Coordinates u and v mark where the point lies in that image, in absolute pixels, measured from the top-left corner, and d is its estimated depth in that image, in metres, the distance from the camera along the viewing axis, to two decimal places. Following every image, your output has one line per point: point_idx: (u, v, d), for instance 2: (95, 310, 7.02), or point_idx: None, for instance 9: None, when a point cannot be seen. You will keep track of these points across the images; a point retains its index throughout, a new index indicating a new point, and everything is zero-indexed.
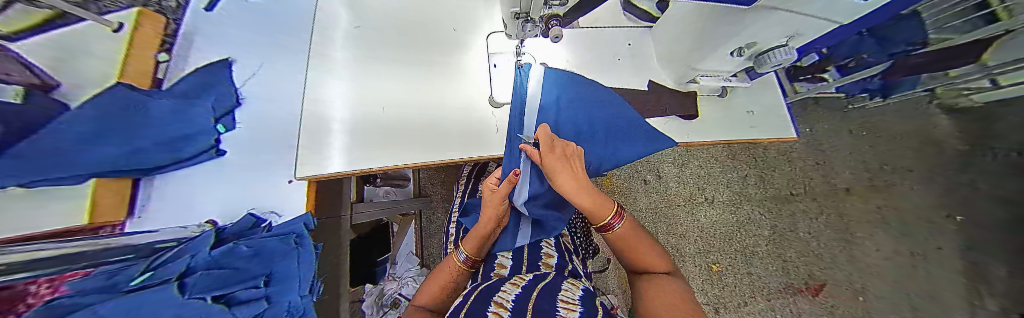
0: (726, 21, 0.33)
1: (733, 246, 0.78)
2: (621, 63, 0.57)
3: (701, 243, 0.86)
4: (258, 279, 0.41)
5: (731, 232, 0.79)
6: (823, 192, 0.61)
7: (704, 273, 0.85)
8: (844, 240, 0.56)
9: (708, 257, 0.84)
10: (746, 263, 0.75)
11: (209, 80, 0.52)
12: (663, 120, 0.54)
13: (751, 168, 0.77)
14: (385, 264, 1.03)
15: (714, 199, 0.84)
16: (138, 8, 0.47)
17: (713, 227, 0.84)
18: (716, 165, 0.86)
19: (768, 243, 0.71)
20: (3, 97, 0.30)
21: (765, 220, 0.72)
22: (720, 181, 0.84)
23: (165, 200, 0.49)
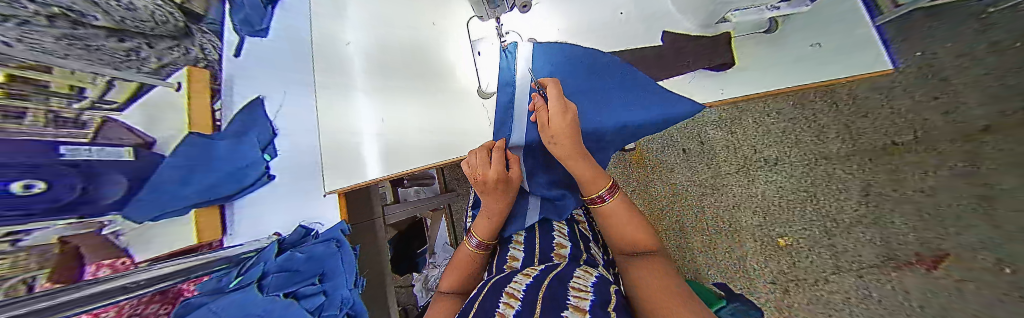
0: None
1: (808, 215, 0.62)
2: (626, 17, 0.49)
3: (762, 213, 0.74)
4: (313, 278, 0.49)
5: (801, 197, 0.63)
6: (947, 134, 0.34)
7: (769, 247, 0.73)
8: (986, 196, 0.30)
9: (774, 229, 0.71)
10: (825, 233, 0.59)
11: (250, 118, 0.62)
12: (687, 78, 0.44)
13: (825, 115, 0.57)
14: (425, 255, 1.14)
15: (776, 160, 0.69)
16: (188, 66, 0.57)
17: (776, 193, 0.70)
18: (776, 119, 0.69)
19: (858, 206, 0.51)
20: (121, 156, 0.45)
21: (848, 178, 0.53)
22: (785, 138, 0.67)
23: (241, 220, 0.60)
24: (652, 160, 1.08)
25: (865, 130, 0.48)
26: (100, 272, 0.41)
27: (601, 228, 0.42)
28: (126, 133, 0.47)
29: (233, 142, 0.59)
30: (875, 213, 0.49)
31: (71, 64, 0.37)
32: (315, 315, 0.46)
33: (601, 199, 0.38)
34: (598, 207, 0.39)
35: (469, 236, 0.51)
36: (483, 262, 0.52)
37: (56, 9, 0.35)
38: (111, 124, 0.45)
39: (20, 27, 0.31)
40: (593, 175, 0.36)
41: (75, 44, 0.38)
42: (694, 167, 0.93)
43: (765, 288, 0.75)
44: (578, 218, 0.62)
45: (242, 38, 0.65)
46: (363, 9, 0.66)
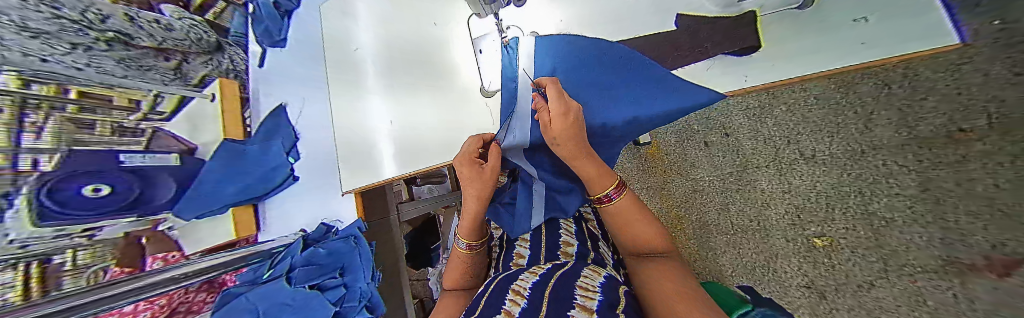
0: None
1: (851, 213, 0.55)
2: (635, 3, 0.46)
3: (795, 210, 0.68)
4: (335, 271, 0.52)
5: (841, 193, 0.56)
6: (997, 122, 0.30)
7: (805, 248, 0.66)
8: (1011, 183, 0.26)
9: (808, 228, 0.65)
10: (869, 233, 0.52)
11: (276, 123, 0.67)
12: (705, 65, 0.41)
13: (874, 100, 0.49)
14: (439, 250, 1.18)
15: (813, 153, 0.62)
16: (219, 79, 0.61)
17: (812, 189, 0.63)
18: (813, 107, 0.62)
19: (913, 203, 0.44)
20: (169, 162, 0.52)
21: (902, 173, 0.45)
22: (825, 126, 0.59)
23: (272, 217, 0.65)
24: (675, 154, 1.05)
25: (921, 115, 0.41)
26: (156, 264, 0.49)
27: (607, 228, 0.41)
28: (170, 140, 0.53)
29: (262, 147, 0.64)
30: (933, 211, 0.41)
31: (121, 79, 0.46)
32: (337, 307, 0.50)
33: (607, 199, 0.36)
34: (608, 206, 0.37)
35: (457, 238, 0.49)
36: (478, 261, 0.51)
37: (112, 34, 0.45)
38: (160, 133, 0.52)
39: (88, 53, 0.42)
40: (597, 173, 0.35)
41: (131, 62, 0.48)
42: (720, 162, 0.89)
43: (800, 292, 0.68)
44: (587, 216, 0.60)
45: (265, 50, 0.70)
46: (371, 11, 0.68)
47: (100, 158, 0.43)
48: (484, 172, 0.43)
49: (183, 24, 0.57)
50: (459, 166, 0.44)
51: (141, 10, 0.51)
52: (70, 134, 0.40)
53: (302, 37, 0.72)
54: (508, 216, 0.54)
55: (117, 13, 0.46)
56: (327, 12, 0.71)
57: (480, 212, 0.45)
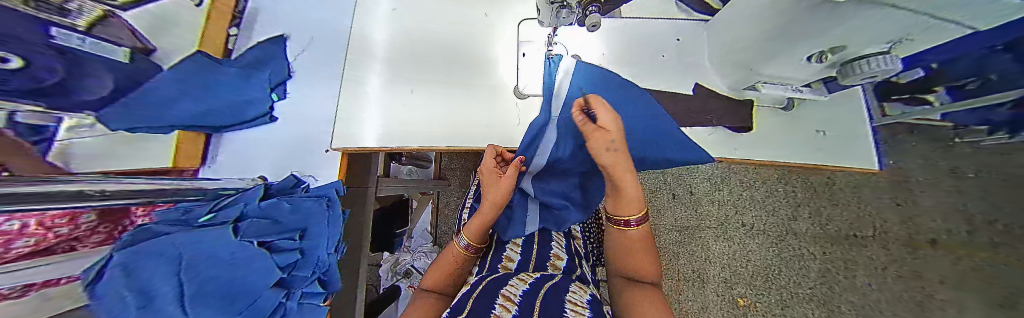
0: (809, 17, 0.27)
1: (768, 283, 0.66)
2: (666, 61, 0.52)
3: (731, 271, 0.79)
4: (294, 232, 0.46)
5: (761, 264, 0.69)
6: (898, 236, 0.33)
7: (732, 305, 0.78)
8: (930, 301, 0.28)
9: (736, 288, 0.77)
10: (779, 303, 0.62)
11: (268, 54, 0.60)
12: (710, 131, 0.50)
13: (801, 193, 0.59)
14: (403, 237, 1.10)
15: (752, 226, 0.73)
16: None
17: (748, 257, 0.74)
18: (762, 188, 0.73)
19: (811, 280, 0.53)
20: (114, 57, 0.39)
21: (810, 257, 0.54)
22: (766, 206, 0.70)
23: (230, 154, 0.58)
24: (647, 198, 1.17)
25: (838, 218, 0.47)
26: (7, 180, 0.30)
27: (609, 248, 0.45)
28: (130, 36, 0.43)
29: (243, 72, 0.55)
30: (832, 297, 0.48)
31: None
32: (284, 273, 0.43)
33: (627, 223, 0.40)
34: (625, 230, 0.41)
35: (460, 236, 0.49)
36: (468, 265, 0.50)
37: None
38: (113, 20, 0.40)
39: None
40: (634, 198, 0.38)
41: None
42: (681, 215, 1.02)
43: None
44: (574, 234, 0.62)
45: None
46: None
47: (22, 20, 0.29)
48: (500, 182, 0.47)
49: None
50: (483, 177, 0.50)
51: None
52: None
53: None
54: (504, 219, 0.54)
55: None
56: None
57: (491, 218, 0.47)
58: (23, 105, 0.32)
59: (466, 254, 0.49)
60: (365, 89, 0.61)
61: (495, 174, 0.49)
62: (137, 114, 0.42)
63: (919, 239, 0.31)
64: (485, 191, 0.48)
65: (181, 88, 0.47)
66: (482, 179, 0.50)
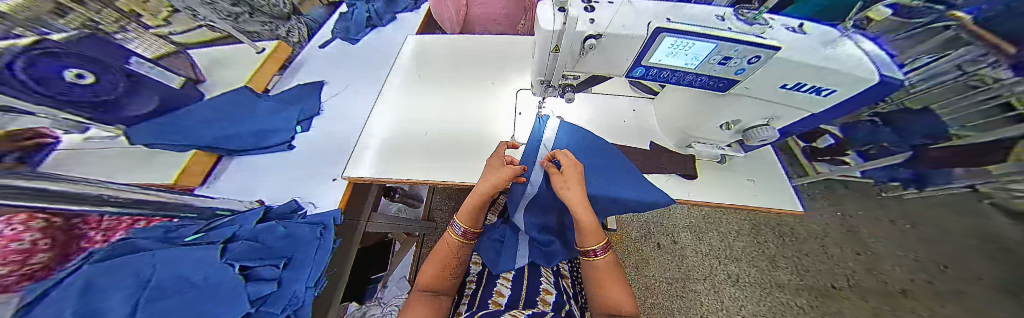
0: (704, 102, 0.43)
1: None
2: (626, 125, 0.62)
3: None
4: (278, 260, 0.46)
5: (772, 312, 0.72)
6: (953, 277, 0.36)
7: None
8: None
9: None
10: None
11: (303, 94, 0.75)
12: (663, 176, 0.55)
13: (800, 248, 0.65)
14: (377, 284, 0.94)
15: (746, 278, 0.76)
16: (277, 43, 0.83)
17: (736, 307, 0.81)
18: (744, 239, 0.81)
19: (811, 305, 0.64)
20: (171, 83, 0.60)
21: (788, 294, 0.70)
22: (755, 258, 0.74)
23: (229, 175, 0.61)
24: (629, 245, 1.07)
25: None
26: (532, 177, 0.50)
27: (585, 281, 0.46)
28: (187, 67, 0.66)
29: (277, 106, 0.70)
30: None
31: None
32: (252, 307, 0.39)
33: (594, 254, 0.43)
34: (594, 260, 0.43)
35: (454, 222, 0.47)
36: (466, 253, 0.49)
37: None
38: (177, 55, 0.65)
39: None
40: (593, 230, 0.42)
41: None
42: (669, 265, 0.98)
43: None
44: (563, 272, 0.62)
45: (332, 38, 0.94)
46: (438, 53, 0.80)
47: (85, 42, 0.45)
48: (501, 170, 0.44)
49: None
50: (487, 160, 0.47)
51: None
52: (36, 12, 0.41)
53: (368, 45, 0.96)
54: (493, 252, 0.56)
55: None
56: (383, 35, 1.00)
57: (480, 206, 0.44)
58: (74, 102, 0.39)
59: (462, 241, 0.47)
60: (374, 126, 0.65)
61: (498, 163, 0.46)
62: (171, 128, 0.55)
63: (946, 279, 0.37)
64: (485, 172, 0.45)
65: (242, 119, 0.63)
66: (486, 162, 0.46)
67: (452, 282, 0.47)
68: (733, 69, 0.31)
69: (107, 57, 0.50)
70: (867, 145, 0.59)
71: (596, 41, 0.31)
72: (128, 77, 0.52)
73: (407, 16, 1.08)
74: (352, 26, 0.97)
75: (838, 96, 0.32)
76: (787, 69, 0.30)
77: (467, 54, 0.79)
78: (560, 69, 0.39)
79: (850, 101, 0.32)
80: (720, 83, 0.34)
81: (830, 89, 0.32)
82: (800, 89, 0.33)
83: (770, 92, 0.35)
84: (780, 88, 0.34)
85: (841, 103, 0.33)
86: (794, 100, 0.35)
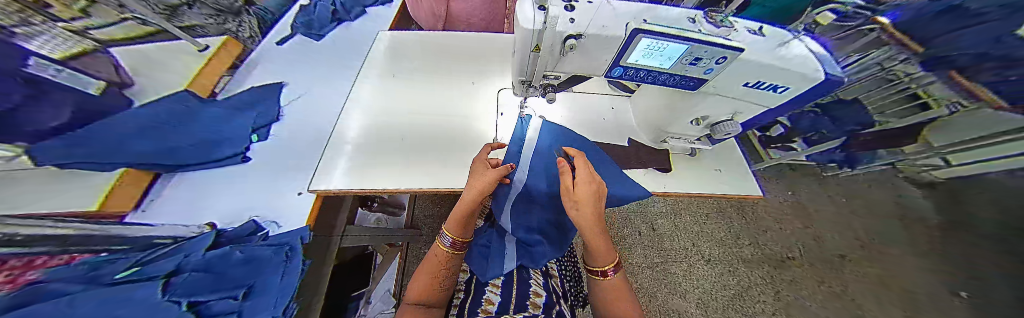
0: (676, 100, 0.46)
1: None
2: (606, 122, 0.63)
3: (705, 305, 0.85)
4: (237, 290, 0.41)
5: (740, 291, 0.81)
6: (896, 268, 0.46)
7: None
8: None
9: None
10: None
11: (260, 97, 0.68)
12: (643, 171, 0.58)
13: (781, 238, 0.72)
14: (359, 301, 0.88)
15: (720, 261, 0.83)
16: (225, 37, 0.73)
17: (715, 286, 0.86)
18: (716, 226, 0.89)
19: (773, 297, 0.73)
20: (87, 89, 0.47)
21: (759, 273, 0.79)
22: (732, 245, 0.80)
23: (172, 197, 0.54)
24: (614, 234, 1.06)
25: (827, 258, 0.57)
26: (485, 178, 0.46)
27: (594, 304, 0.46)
28: (111, 68, 0.54)
29: (227, 111, 0.62)
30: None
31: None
32: None
33: (604, 273, 0.44)
34: (604, 279, 0.44)
35: (442, 234, 0.46)
36: (455, 265, 0.47)
37: None
38: (97, 54, 0.53)
39: None
40: (606, 250, 0.42)
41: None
42: (649, 251, 1.00)
43: None
44: (551, 272, 0.63)
45: (291, 35, 0.85)
46: (414, 53, 0.75)
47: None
48: (487, 172, 0.42)
49: None
50: (472, 167, 0.45)
51: None
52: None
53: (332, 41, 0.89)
54: (480, 257, 0.55)
55: None
56: (346, 30, 0.91)
57: (471, 213, 0.42)
58: None
59: (450, 253, 0.46)
60: (346, 133, 0.60)
61: (486, 164, 0.45)
62: (86, 146, 0.43)
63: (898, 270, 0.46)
64: (472, 177, 0.44)
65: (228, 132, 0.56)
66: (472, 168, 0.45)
67: (442, 299, 0.45)
68: (703, 69, 0.32)
69: (0, 56, 0.37)
70: (810, 132, 0.68)
71: (577, 41, 0.30)
72: (29, 84, 0.39)
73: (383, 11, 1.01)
74: (315, 21, 0.88)
75: (791, 93, 0.35)
76: (746, 70, 0.33)
77: (444, 52, 0.75)
78: (540, 70, 0.39)
79: (798, 97, 0.36)
80: (689, 82, 0.36)
81: (784, 86, 0.34)
82: (759, 86, 0.36)
83: (733, 90, 0.38)
84: (743, 86, 0.36)
85: (793, 99, 0.37)
86: (753, 97, 0.38)
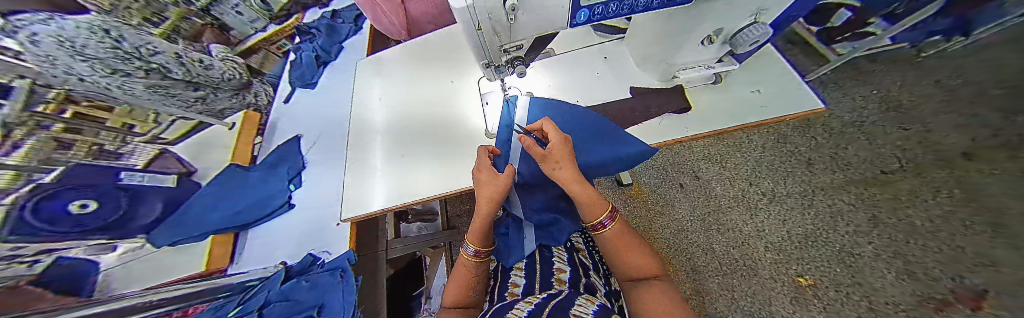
0: (672, 28, 0.38)
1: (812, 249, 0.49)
2: (601, 76, 0.57)
3: (774, 248, 0.58)
4: (312, 310, 0.49)
5: (811, 229, 0.50)
6: (929, 156, 0.35)
7: (793, 293, 0.52)
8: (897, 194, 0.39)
9: (792, 268, 0.54)
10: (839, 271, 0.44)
11: (287, 153, 0.80)
12: (656, 120, 0.51)
13: (813, 149, 0.54)
14: (421, 298, 1.00)
15: (775, 192, 0.59)
16: (245, 111, 0.85)
17: (784, 229, 0.56)
18: (768, 153, 0.64)
19: (875, 239, 0.40)
20: (165, 183, 0.65)
21: (853, 209, 0.44)
22: (788, 169, 0.58)
23: (252, 249, 0.69)
24: (654, 197, 0.99)
25: (862, 152, 0.45)
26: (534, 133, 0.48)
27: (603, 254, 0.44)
28: (176, 162, 0.69)
29: (267, 173, 0.76)
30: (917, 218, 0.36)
31: (99, 94, 0.56)
32: None
33: (601, 226, 0.41)
34: (601, 232, 0.41)
35: (466, 245, 0.48)
36: (482, 271, 0.49)
37: (145, 65, 0.62)
38: (165, 154, 0.68)
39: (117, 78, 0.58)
40: (595, 199, 0.40)
41: (104, 76, 0.56)
42: (695, 202, 0.81)
43: None
44: (578, 246, 0.62)
45: (294, 89, 0.96)
46: (392, 67, 0.75)
47: (91, 172, 0.54)
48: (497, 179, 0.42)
49: (173, 61, 0.68)
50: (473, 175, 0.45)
51: (126, 41, 0.60)
52: (47, 155, 0.47)
53: (328, 83, 0.97)
54: (501, 245, 0.57)
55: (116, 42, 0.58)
56: (338, 69, 1.00)
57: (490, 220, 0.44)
58: (22, 243, 0.43)
59: (476, 261, 0.48)
60: (361, 160, 0.66)
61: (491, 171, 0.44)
62: (184, 221, 0.63)
63: (951, 153, 0.33)
64: (480, 186, 0.43)
65: (269, 192, 0.73)
66: (477, 177, 0.45)
67: (477, 300, 0.48)
68: None
69: (98, 180, 0.54)
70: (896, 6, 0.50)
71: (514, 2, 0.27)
72: (125, 190, 0.58)
73: (356, 40, 1.08)
74: (307, 72, 0.97)
75: None
76: None
77: (419, 56, 0.74)
78: (492, 44, 0.36)
79: None
80: None
81: None
82: None
83: None
84: None
85: None
86: None
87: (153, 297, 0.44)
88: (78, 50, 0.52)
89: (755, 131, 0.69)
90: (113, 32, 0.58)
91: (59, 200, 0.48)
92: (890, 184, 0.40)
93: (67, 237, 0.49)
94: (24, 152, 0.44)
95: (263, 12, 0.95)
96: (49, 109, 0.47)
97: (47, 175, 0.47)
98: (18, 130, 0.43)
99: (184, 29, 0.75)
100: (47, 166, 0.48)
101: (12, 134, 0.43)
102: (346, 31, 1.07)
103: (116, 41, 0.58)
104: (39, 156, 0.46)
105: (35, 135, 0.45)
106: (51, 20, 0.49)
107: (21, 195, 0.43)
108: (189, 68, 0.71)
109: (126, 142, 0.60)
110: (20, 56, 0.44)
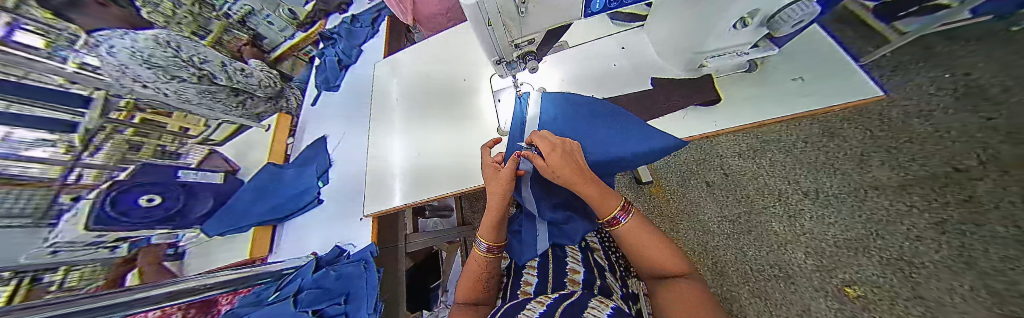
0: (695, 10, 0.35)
1: (866, 255, 0.41)
2: (619, 68, 0.54)
3: (817, 254, 0.50)
4: (339, 297, 0.53)
5: (861, 234, 0.42)
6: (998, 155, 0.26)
7: (839, 305, 0.45)
8: (964, 198, 0.30)
9: (838, 275, 0.46)
10: (897, 283, 0.37)
11: (315, 152, 0.86)
12: (681, 114, 0.48)
13: (860, 143, 0.44)
14: (438, 291, 1.03)
15: (817, 191, 0.51)
16: (278, 114, 0.90)
17: (830, 232, 0.48)
18: (806, 146, 0.55)
19: (940, 248, 0.32)
20: (214, 180, 0.73)
21: (913, 213, 0.35)
22: (829, 163, 0.49)
23: (288, 240, 0.75)
24: (675, 196, 0.97)
25: (917, 147, 0.35)
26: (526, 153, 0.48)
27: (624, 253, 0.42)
28: (223, 161, 0.77)
29: (298, 170, 0.82)
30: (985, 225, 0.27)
31: (156, 101, 0.61)
32: None
33: (616, 221, 0.40)
34: (617, 228, 0.40)
35: (479, 240, 0.48)
36: (493, 268, 0.50)
37: (200, 73, 0.69)
38: (214, 154, 0.76)
39: (179, 85, 0.64)
40: (603, 196, 0.39)
41: (164, 82, 0.62)
42: (725, 200, 0.76)
43: None
44: (593, 245, 0.61)
45: (320, 92, 1.02)
46: (408, 67, 0.77)
47: (155, 169, 0.63)
48: (501, 174, 0.45)
49: (224, 69, 0.76)
50: (484, 173, 0.48)
51: (180, 48, 0.67)
52: (122, 154, 0.57)
53: (349, 85, 1.02)
54: (516, 243, 0.56)
55: (168, 49, 0.64)
56: (358, 72, 1.05)
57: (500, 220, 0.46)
58: (105, 233, 0.53)
59: (488, 257, 0.48)
60: (381, 158, 0.69)
61: (496, 167, 0.47)
62: (231, 214, 0.70)
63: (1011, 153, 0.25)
64: (489, 184, 0.46)
65: (302, 188, 0.79)
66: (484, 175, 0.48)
67: (486, 297, 0.49)
68: None
69: (160, 178, 0.63)
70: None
71: None
72: (184, 187, 0.67)
73: (374, 43, 1.12)
74: (330, 76, 1.03)
75: None
76: None
77: (431, 56, 0.75)
78: (501, 40, 0.36)
79: None
80: None
81: None
82: None
83: None
84: None
85: None
86: None
87: (206, 281, 0.50)
88: (145, 59, 0.59)
89: (790, 124, 0.61)
90: (173, 43, 0.66)
91: (128, 194, 0.58)
92: (962, 183, 0.30)
93: (145, 227, 0.59)
94: (105, 153, 0.55)
95: (291, 20, 1.01)
96: (122, 116, 0.56)
97: (120, 172, 0.57)
98: (99, 134, 0.53)
99: (225, 41, 0.82)
100: (122, 164, 0.58)
101: (94, 138, 0.53)
102: (364, 34, 1.12)
103: (176, 51, 0.65)
104: (116, 155, 0.56)
105: (112, 139, 0.55)
106: (124, 35, 0.57)
107: (101, 189, 0.54)
108: (231, 75, 0.77)
109: (182, 143, 0.69)
110: (99, 71, 0.52)
